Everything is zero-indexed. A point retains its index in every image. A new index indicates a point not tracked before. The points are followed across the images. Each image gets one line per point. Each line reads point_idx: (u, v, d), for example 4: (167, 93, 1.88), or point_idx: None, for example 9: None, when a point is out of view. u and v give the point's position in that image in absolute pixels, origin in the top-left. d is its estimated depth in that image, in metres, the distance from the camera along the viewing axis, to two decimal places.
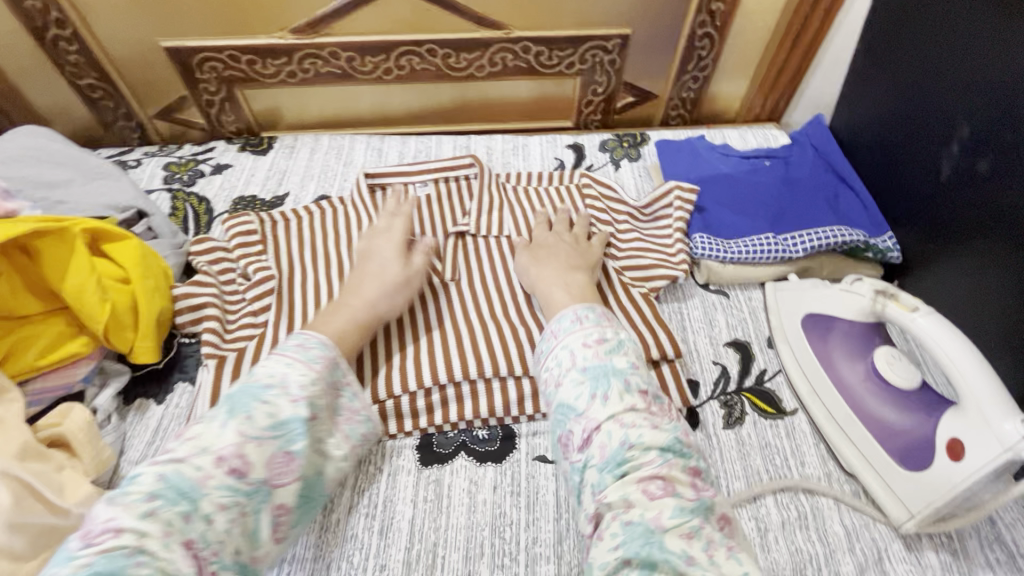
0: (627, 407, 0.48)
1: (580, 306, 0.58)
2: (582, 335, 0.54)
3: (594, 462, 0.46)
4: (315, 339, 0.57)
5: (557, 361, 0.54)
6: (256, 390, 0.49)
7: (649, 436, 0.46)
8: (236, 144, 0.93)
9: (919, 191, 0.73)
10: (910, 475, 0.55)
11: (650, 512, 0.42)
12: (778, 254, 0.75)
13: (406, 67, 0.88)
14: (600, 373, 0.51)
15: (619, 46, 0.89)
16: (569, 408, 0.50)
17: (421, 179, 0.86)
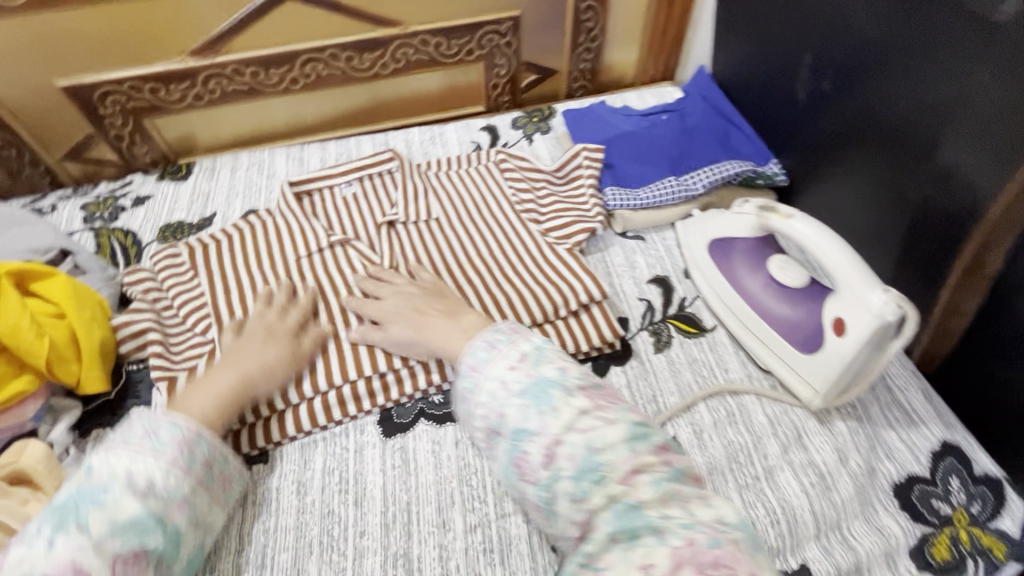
0: (580, 410, 0.48)
1: (488, 331, 0.55)
2: (505, 359, 0.52)
3: (566, 474, 0.45)
4: (165, 421, 0.52)
5: (490, 395, 0.51)
6: (82, 497, 0.46)
7: (607, 432, 0.46)
8: (153, 174, 0.93)
9: (787, 119, 0.82)
10: (811, 359, 0.63)
11: (633, 492, 0.43)
12: (682, 193, 0.83)
13: (312, 74, 0.91)
14: (539, 390, 0.49)
15: (511, 28, 0.95)
16: (530, 433, 0.47)
17: (345, 179, 0.89)
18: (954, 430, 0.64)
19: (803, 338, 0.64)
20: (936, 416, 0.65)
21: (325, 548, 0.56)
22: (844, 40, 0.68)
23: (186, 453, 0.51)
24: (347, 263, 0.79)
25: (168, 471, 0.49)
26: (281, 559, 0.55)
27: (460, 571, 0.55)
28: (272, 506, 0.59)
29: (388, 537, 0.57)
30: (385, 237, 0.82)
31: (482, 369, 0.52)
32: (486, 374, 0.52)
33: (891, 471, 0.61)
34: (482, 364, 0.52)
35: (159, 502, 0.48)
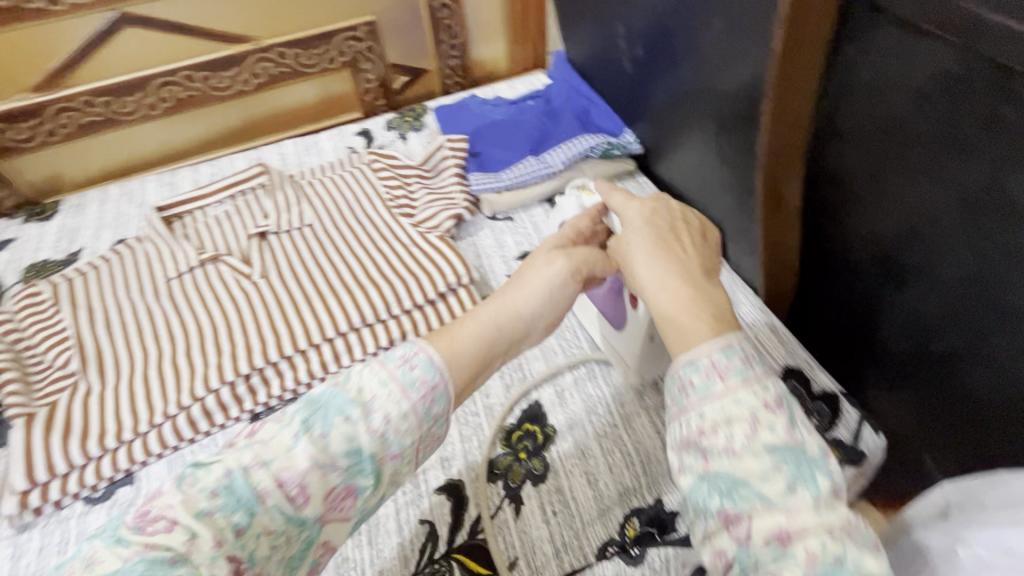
0: (839, 516, 0.35)
1: (716, 346, 0.42)
2: (753, 393, 0.40)
3: (796, 564, 0.33)
4: (422, 354, 0.45)
5: (726, 418, 0.39)
6: (335, 397, 0.42)
7: (873, 564, 0.33)
8: (17, 217, 0.90)
9: (629, 90, 0.85)
10: (622, 333, 0.64)
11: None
12: (541, 172, 0.86)
13: (170, 98, 0.90)
14: (795, 460, 0.37)
15: (369, 32, 0.96)
16: (758, 493, 0.36)
17: (216, 199, 0.90)
18: (794, 356, 0.70)
19: (612, 314, 0.64)
20: (777, 346, 0.71)
21: None
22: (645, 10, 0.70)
23: (427, 405, 0.43)
24: (218, 279, 0.80)
25: (407, 416, 0.42)
26: None
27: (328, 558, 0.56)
28: None
29: None
30: (258, 249, 0.83)
31: (729, 378, 0.40)
32: (732, 390, 0.40)
33: None
34: (731, 372, 0.41)
35: (383, 444, 0.41)
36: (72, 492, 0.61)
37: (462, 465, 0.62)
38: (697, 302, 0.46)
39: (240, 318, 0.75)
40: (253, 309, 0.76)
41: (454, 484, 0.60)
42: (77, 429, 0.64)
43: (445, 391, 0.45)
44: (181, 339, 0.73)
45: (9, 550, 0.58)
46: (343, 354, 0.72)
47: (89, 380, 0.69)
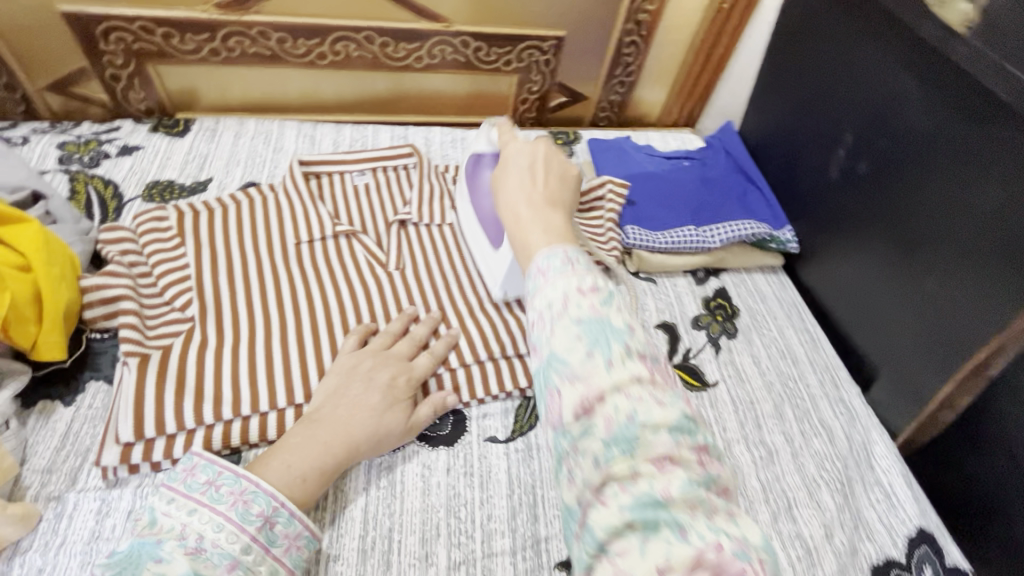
0: (634, 374, 0.38)
1: (569, 247, 0.46)
2: (575, 279, 0.42)
3: (601, 435, 0.36)
4: (229, 471, 0.49)
5: (547, 303, 0.42)
6: (148, 546, 0.44)
7: (659, 412, 0.37)
8: (146, 124, 0.85)
9: (813, 192, 0.82)
10: (497, 253, 0.69)
11: (659, 481, 0.34)
12: (697, 245, 0.83)
13: (341, 52, 0.87)
14: (599, 332, 0.39)
15: (553, 47, 0.94)
16: (562, 367, 0.39)
17: (358, 168, 0.85)
18: (929, 519, 0.65)
19: (490, 233, 0.70)
20: (917, 503, 0.65)
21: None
22: (891, 129, 0.67)
23: (268, 528, 0.48)
24: (351, 257, 0.74)
25: (224, 529, 0.46)
26: None
27: None
28: None
29: (365, 565, 0.53)
30: (396, 237, 0.78)
31: (549, 275, 0.43)
32: (549, 285, 0.43)
33: (871, 552, 0.62)
34: (552, 271, 0.44)
35: (209, 565, 0.44)
36: (174, 458, 0.54)
37: None
38: (538, 224, 0.51)
39: (371, 310, 0.69)
40: (385, 301, 0.70)
41: None
42: (190, 387, 0.58)
43: (263, 490, 0.49)
44: (303, 316, 0.66)
45: (95, 505, 0.52)
46: (478, 382, 0.65)
47: (203, 331, 0.63)
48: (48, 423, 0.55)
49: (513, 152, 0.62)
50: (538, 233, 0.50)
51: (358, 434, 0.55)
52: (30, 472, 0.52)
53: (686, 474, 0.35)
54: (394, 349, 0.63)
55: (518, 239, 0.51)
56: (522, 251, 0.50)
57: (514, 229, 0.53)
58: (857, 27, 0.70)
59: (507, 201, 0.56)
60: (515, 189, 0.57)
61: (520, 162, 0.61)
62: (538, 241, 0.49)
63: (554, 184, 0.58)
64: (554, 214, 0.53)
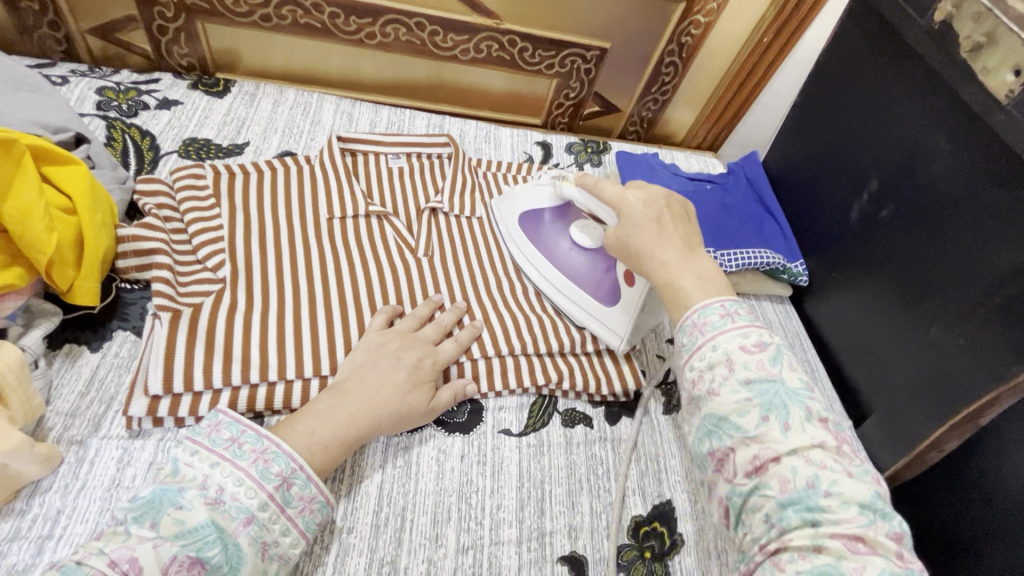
0: (816, 442, 0.39)
1: (726, 299, 0.48)
2: (738, 336, 0.44)
3: (773, 494, 0.38)
4: (253, 430, 0.49)
5: (708, 363, 0.44)
6: (170, 493, 0.44)
7: (849, 487, 0.37)
8: (186, 80, 0.85)
9: (830, 230, 0.85)
10: (615, 309, 0.69)
11: (847, 561, 0.35)
12: (715, 267, 0.86)
13: (390, 35, 0.88)
14: (771, 393, 0.41)
15: (596, 57, 0.96)
16: (735, 428, 0.41)
17: (394, 152, 0.85)
18: None
19: (605, 291, 0.70)
20: None
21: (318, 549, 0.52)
22: (916, 180, 0.70)
23: (285, 488, 0.48)
24: (382, 238, 0.75)
25: (244, 483, 0.46)
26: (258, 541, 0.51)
27: None
28: None
29: (377, 540, 0.54)
30: (428, 224, 0.79)
31: (707, 332, 0.45)
32: (712, 346, 0.44)
33: None
34: (709, 328, 0.45)
35: (227, 516, 0.45)
36: (197, 415, 0.55)
37: (589, 540, 0.58)
38: (690, 272, 0.51)
39: (399, 293, 0.70)
40: (413, 285, 0.71)
41: (578, 559, 0.57)
42: (219, 347, 0.58)
43: (284, 450, 0.49)
44: (331, 291, 0.67)
45: (117, 453, 0.52)
46: (497, 377, 0.66)
47: (233, 294, 0.63)
48: (75, 366, 0.55)
49: (631, 203, 0.57)
50: (692, 280, 0.50)
51: (383, 410, 0.56)
52: (54, 415, 0.52)
53: (885, 564, 0.35)
54: (421, 331, 0.64)
55: (660, 275, 0.52)
56: (673, 301, 0.50)
57: (661, 278, 0.52)
58: (894, 80, 0.73)
59: (644, 249, 0.53)
60: (659, 237, 0.53)
61: (642, 212, 0.56)
62: (690, 287, 0.49)
63: (684, 225, 0.55)
64: (705, 260, 0.52)
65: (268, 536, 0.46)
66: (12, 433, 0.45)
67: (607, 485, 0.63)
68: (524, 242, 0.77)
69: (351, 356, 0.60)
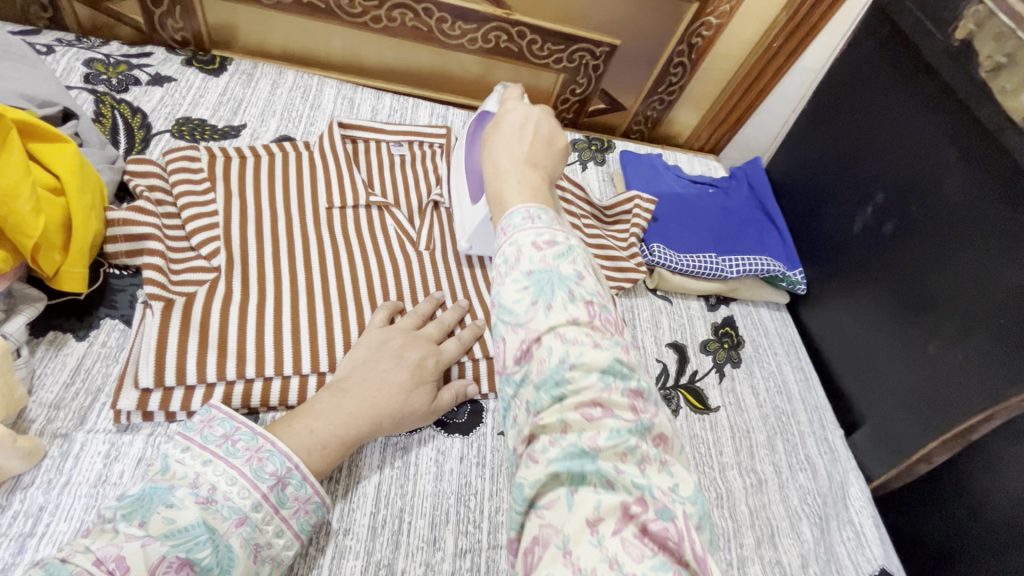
0: (572, 319, 0.38)
1: (536, 205, 0.44)
2: (533, 234, 0.41)
3: (530, 379, 0.37)
4: (246, 427, 0.47)
5: (503, 258, 0.41)
6: (160, 491, 0.42)
7: (592, 355, 0.37)
8: (180, 56, 0.81)
9: (832, 240, 0.86)
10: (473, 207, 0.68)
11: (587, 433, 0.35)
12: (716, 272, 0.85)
13: (396, 20, 0.85)
14: (543, 279, 0.39)
15: (606, 54, 0.94)
16: (509, 317, 0.39)
17: (396, 140, 0.83)
18: (892, 562, 0.69)
19: (474, 187, 0.69)
20: (882, 544, 0.70)
21: (319, 554, 0.51)
22: (923, 195, 0.71)
23: (280, 488, 0.46)
24: (382, 230, 0.73)
25: (237, 483, 0.44)
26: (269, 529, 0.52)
27: None
28: None
29: (374, 543, 0.53)
30: (429, 217, 0.76)
31: (509, 232, 0.42)
32: (510, 239, 0.42)
33: None
34: (512, 228, 0.43)
35: (218, 517, 0.42)
36: (190, 411, 0.53)
37: None
38: (515, 179, 0.47)
39: (398, 287, 0.68)
40: (412, 278, 0.69)
41: None
42: (214, 340, 0.56)
43: (279, 449, 0.47)
44: (329, 284, 0.65)
45: (103, 448, 0.50)
46: None
47: (228, 285, 0.61)
48: (59, 356, 0.53)
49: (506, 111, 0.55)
50: (513, 188, 0.46)
51: (384, 408, 0.54)
52: (36, 405, 0.50)
53: (618, 424, 0.36)
54: (422, 329, 0.63)
55: (494, 186, 0.48)
56: (494, 202, 0.47)
57: (489, 182, 0.49)
58: (905, 94, 0.73)
59: (490, 152, 0.51)
60: (506, 145, 0.51)
61: (511, 122, 0.53)
62: (512, 193, 0.46)
63: (536, 144, 0.52)
64: (535, 172, 0.49)
65: (261, 537, 0.44)
66: None
67: None
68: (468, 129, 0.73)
69: (351, 353, 0.58)
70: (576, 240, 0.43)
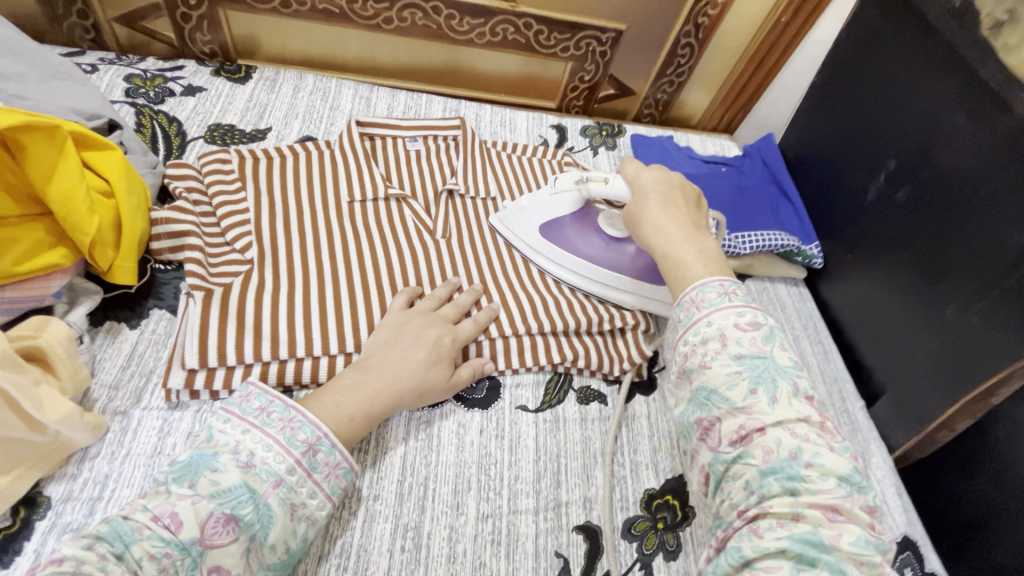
0: (800, 416, 0.43)
1: (727, 280, 0.51)
2: (733, 315, 0.48)
3: (755, 463, 0.41)
4: (280, 401, 0.52)
5: (702, 338, 0.48)
6: (205, 457, 0.47)
7: (830, 460, 0.41)
8: (209, 67, 0.87)
9: (846, 212, 0.85)
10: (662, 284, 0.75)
11: (826, 530, 0.38)
12: (729, 249, 0.86)
13: (407, 20, 0.89)
14: (761, 369, 0.44)
15: (612, 39, 0.95)
16: (725, 399, 0.44)
17: (411, 135, 0.87)
18: (914, 528, 0.69)
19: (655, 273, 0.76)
20: (904, 511, 0.70)
21: (349, 517, 0.55)
22: (933, 160, 0.70)
23: (311, 454, 0.50)
24: (401, 220, 0.77)
25: (273, 449, 0.49)
26: None
27: (466, 557, 0.55)
28: None
29: (401, 507, 0.57)
30: (445, 206, 0.80)
31: (704, 309, 0.49)
32: (707, 320, 0.48)
33: None
34: (707, 304, 0.49)
35: (257, 479, 0.47)
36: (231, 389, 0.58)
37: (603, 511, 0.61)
38: (692, 247, 0.55)
39: (418, 273, 0.72)
40: (431, 264, 0.73)
41: (592, 528, 0.60)
42: (249, 324, 0.61)
43: (309, 418, 0.51)
44: (350, 273, 0.69)
45: (158, 423, 0.55)
46: (514, 353, 0.68)
47: (260, 275, 0.65)
48: (115, 342, 0.58)
49: (645, 178, 0.63)
50: (692, 254, 0.54)
51: (404, 385, 0.58)
52: (99, 387, 0.56)
53: (861, 535, 0.38)
54: (440, 310, 0.66)
55: (671, 260, 0.55)
56: (675, 273, 0.54)
57: (665, 267, 0.55)
58: (913, 60, 0.73)
59: (653, 222, 0.59)
60: (660, 215, 0.59)
61: (655, 191, 0.62)
62: (696, 265, 0.53)
63: (689, 210, 0.61)
64: (707, 237, 0.57)
65: (296, 498, 0.49)
66: (63, 403, 0.49)
67: (624, 461, 0.65)
68: (544, 241, 0.77)
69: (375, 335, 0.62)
70: (770, 318, 0.48)
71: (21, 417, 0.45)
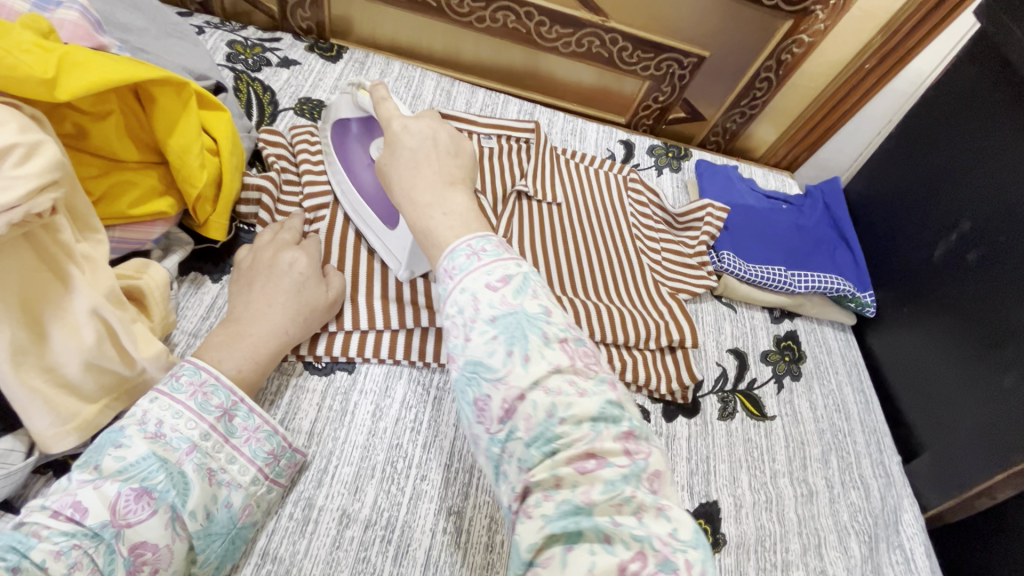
0: (554, 367, 0.37)
1: (474, 235, 0.43)
2: (483, 274, 0.40)
3: (519, 436, 0.36)
4: (188, 364, 0.49)
5: (458, 309, 0.39)
6: (112, 433, 0.44)
7: (579, 407, 0.36)
8: (304, 42, 0.90)
9: (910, 265, 0.85)
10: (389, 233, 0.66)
11: (581, 487, 0.35)
12: (783, 287, 0.86)
13: (499, 21, 0.92)
14: (514, 326, 0.38)
15: (693, 65, 0.97)
16: (488, 369, 0.37)
17: (486, 132, 0.88)
18: None
19: (382, 215, 0.67)
20: (931, 571, 0.69)
21: (396, 491, 0.57)
22: (1011, 228, 0.71)
23: (227, 419, 0.48)
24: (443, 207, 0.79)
25: (183, 416, 0.46)
26: (376, 459, 0.58)
27: (501, 547, 0.56)
28: (346, 417, 0.60)
29: (446, 491, 0.58)
30: (512, 207, 0.82)
31: (456, 277, 0.40)
32: (460, 285, 0.40)
33: None
34: (459, 271, 0.41)
35: (168, 448, 0.45)
36: (302, 355, 0.61)
37: None
38: (439, 208, 0.45)
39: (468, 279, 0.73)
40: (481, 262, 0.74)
41: None
42: None
43: (223, 384, 0.49)
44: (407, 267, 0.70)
45: None
46: None
47: (330, 248, 0.68)
48: (198, 293, 0.61)
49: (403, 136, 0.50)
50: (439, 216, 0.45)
51: (261, 324, 0.54)
52: (179, 333, 0.58)
53: (610, 474, 0.35)
54: (280, 239, 0.63)
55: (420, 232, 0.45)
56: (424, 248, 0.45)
57: (410, 217, 0.46)
58: (1002, 127, 0.74)
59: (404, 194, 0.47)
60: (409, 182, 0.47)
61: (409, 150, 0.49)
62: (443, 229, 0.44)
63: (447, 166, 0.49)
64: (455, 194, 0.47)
65: (214, 463, 0.46)
66: (153, 344, 0.51)
67: None
68: (355, 210, 0.69)
69: (248, 280, 0.58)
70: (527, 265, 0.42)
71: (119, 352, 0.48)
